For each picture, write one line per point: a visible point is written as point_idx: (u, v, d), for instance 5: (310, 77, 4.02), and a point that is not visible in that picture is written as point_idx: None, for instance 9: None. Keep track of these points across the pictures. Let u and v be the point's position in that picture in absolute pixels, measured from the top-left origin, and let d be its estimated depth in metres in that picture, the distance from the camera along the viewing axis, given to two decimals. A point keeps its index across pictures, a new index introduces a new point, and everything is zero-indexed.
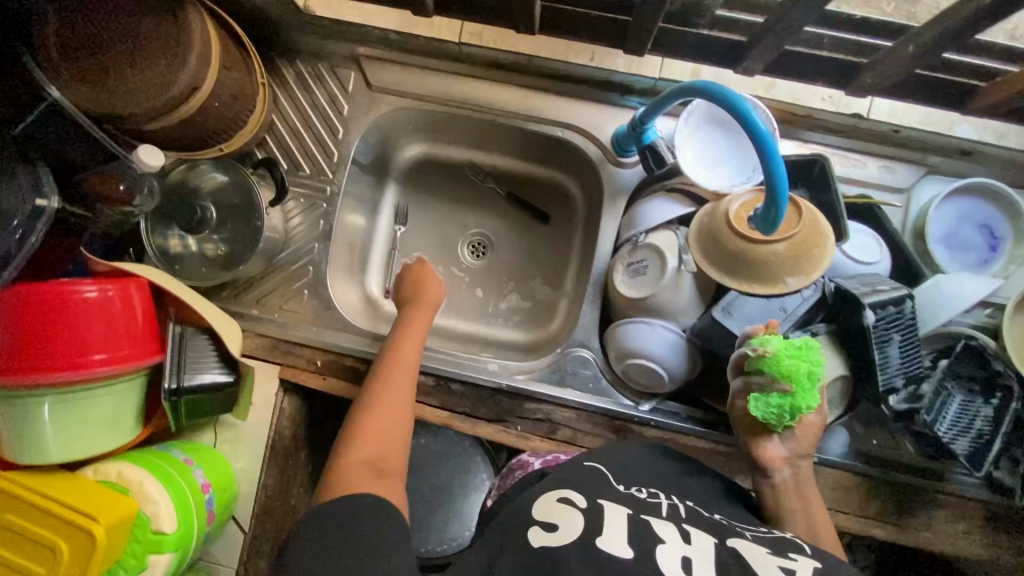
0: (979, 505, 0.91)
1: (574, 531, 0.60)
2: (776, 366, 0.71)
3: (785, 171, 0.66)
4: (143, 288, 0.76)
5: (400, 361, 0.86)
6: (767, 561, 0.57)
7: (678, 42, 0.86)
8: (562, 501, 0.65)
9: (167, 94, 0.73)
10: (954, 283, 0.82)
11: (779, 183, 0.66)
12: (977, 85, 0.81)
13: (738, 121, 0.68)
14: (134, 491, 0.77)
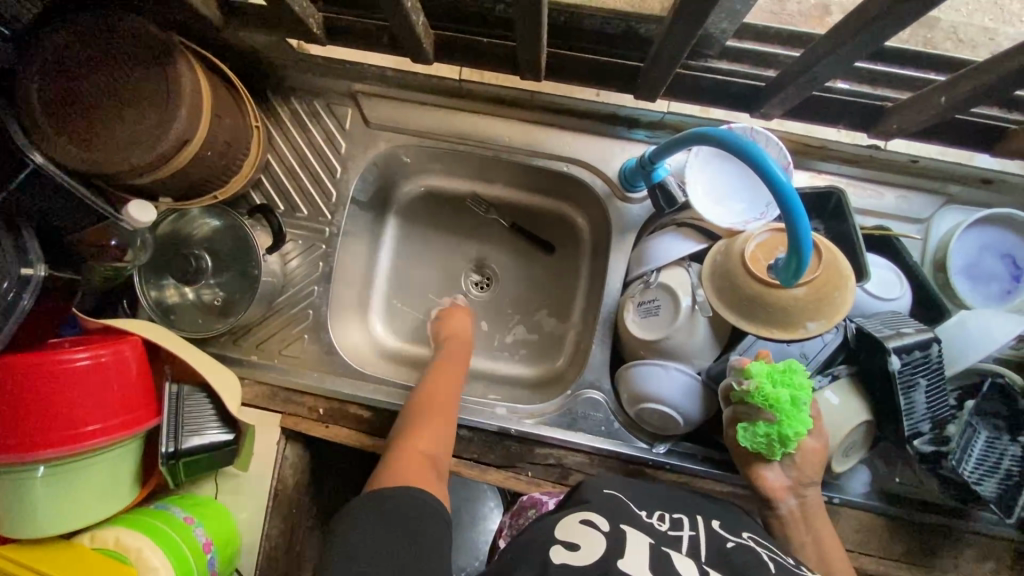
0: (1007, 543, 0.88)
1: (597, 547, 0.59)
2: (759, 396, 0.70)
3: (807, 220, 0.64)
4: (137, 348, 0.73)
5: (442, 408, 0.86)
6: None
7: (693, 87, 0.83)
8: (585, 526, 0.64)
9: (156, 150, 0.69)
10: (981, 319, 0.80)
11: (801, 232, 0.64)
12: (1007, 128, 0.78)
13: (754, 168, 0.65)
14: (133, 558, 0.75)
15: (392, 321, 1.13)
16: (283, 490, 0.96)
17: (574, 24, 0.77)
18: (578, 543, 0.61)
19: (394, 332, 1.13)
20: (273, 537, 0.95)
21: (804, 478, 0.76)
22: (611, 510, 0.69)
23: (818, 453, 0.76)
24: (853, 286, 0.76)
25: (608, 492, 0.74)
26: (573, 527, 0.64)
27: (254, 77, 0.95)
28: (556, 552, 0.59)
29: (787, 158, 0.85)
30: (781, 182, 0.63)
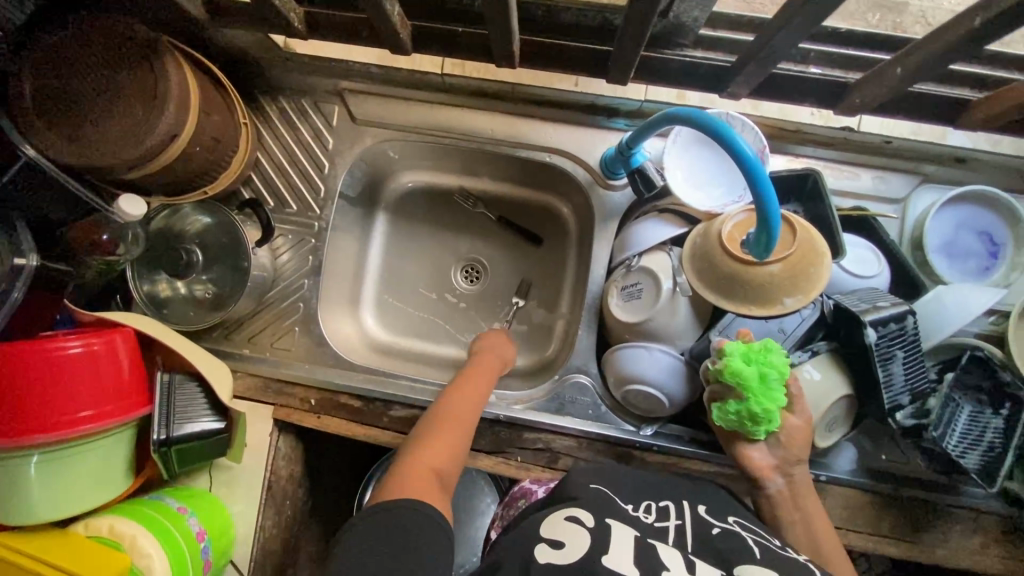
0: (994, 517, 0.89)
1: (580, 548, 0.60)
2: (728, 375, 0.72)
3: (774, 194, 0.66)
4: (128, 338, 0.75)
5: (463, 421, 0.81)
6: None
7: (662, 68, 0.84)
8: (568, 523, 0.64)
9: (144, 144, 0.71)
10: (957, 294, 0.80)
11: (769, 206, 0.66)
12: (972, 98, 0.79)
13: (723, 147, 0.67)
14: (126, 545, 0.76)
15: (384, 314, 1.15)
16: (277, 481, 0.97)
17: (550, 17, 0.79)
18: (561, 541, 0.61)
19: (385, 325, 1.15)
20: (267, 527, 0.96)
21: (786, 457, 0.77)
22: (597, 503, 0.69)
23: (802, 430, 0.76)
24: (830, 262, 0.77)
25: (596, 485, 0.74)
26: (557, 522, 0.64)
27: (243, 78, 0.98)
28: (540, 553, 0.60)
29: (763, 142, 0.87)
30: (750, 159, 0.66)
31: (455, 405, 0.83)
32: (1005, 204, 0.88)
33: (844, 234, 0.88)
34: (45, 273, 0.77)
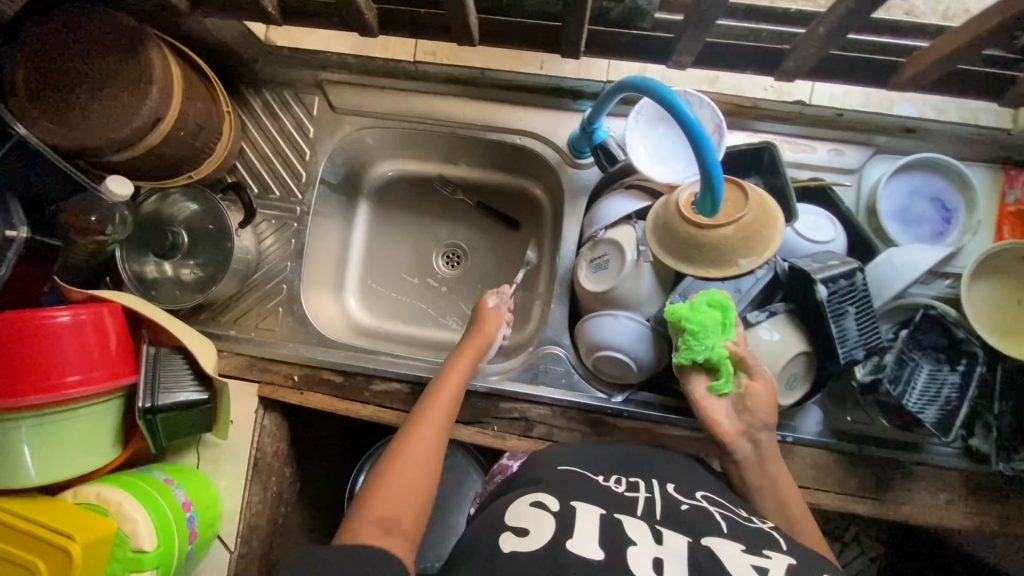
0: (958, 473, 0.91)
1: (545, 534, 0.59)
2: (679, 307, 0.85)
3: (716, 156, 0.71)
4: (115, 312, 0.79)
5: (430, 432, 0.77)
6: (740, 559, 0.55)
7: (612, 41, 0.86)
8: (534, 509, 0.63)
9: (130, 126, 0.76)
10: (905, 254, 0.84)
11: (711, 166, 0.72)
12: (897, 61, 0.82)
13: (669, 112, 0.71)
14: (113, 511, 0.79)
15: (367, 298, 1.19)
16: (263, 458, 1.00)
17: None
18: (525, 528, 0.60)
19: (368, 309, 1.18)
20: (253, 502, 0.99)
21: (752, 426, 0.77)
22: (564, 484, 0.68)
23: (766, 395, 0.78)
24: (783, 224, 0.81)
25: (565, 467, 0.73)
26: (522, 510, 0.63)
27: (228, 71, 1.03)
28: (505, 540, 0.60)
29: (719, 120, 0.90)
30: (692, 123, 0.70)
31: (435, 402, 0.81)
32: (955, 170, 0.91)
33: (801, 204, 0.91)
34: (36, 245, 0.82)
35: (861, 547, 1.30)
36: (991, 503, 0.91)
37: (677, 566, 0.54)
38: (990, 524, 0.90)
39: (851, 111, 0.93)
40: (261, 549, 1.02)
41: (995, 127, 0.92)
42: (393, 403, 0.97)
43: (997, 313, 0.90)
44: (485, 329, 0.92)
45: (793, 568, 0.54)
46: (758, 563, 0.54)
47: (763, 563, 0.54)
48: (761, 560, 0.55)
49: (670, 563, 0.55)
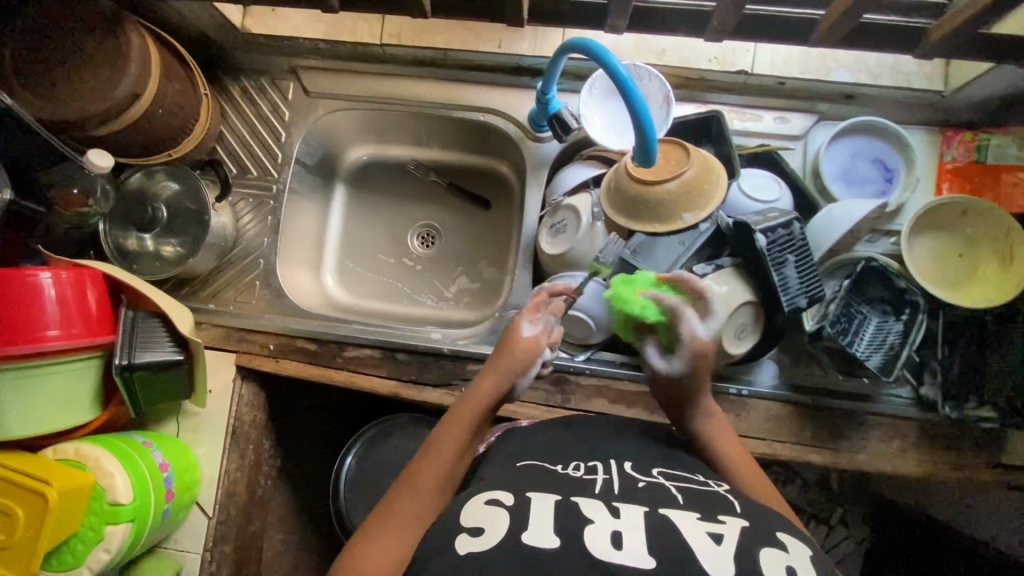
0: (909, 422, 0.94)
1: (499, 530, 0.53)
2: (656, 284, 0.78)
3: (646, 104, 0.76)
4: (95, 275, 0.84)
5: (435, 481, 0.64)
6: (697, 527, 0.53)
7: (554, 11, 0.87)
8: (488, 503, 0.58)
9: (110, 100, 0.82)
10: (844, 207, 0.88)
11: (642, 115, 0.76)
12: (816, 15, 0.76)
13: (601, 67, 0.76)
14: (91, 465, 0.82)
15: (344, 277, 1.23)
16: (240, 426, 1.04)
17: None
18: (479, 526, 0.55)
19: (345, 287, 1.23)
20: (230, 471, 1.02)
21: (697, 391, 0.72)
22: (517, 480, 0.62)
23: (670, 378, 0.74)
24: (725, 180, 0.86)
25: (520, 462, 0.66)
26: (475, 507, 0.57)
27: (208, 60, 1.10)
28: (460, 543, 0.54)
29: (667, 91, 0.95)
30: (620, 75, 0.75)
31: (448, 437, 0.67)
32: (892, 132, 0.96)
33: (748, 167, 0.96)
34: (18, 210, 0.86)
35: (847, 528, 1.30)
36: (944, 451, 0.93)
37: (637, 540, 0.51)
38: (944, 472, 0.92)
39: (792, 79, 0.97)
40: (238, 516, 1.05)
41: (929, 89, 0.95)
42: (365, 368, 1.01)
43: (940, 263, 0.94)
44: (516, 355, 0.73)
45: (746, 530, 0.53)
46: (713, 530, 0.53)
47: (718, 528, 0.52)
48: (716, 525, 0.53)
49: (629, 537, 0.52)
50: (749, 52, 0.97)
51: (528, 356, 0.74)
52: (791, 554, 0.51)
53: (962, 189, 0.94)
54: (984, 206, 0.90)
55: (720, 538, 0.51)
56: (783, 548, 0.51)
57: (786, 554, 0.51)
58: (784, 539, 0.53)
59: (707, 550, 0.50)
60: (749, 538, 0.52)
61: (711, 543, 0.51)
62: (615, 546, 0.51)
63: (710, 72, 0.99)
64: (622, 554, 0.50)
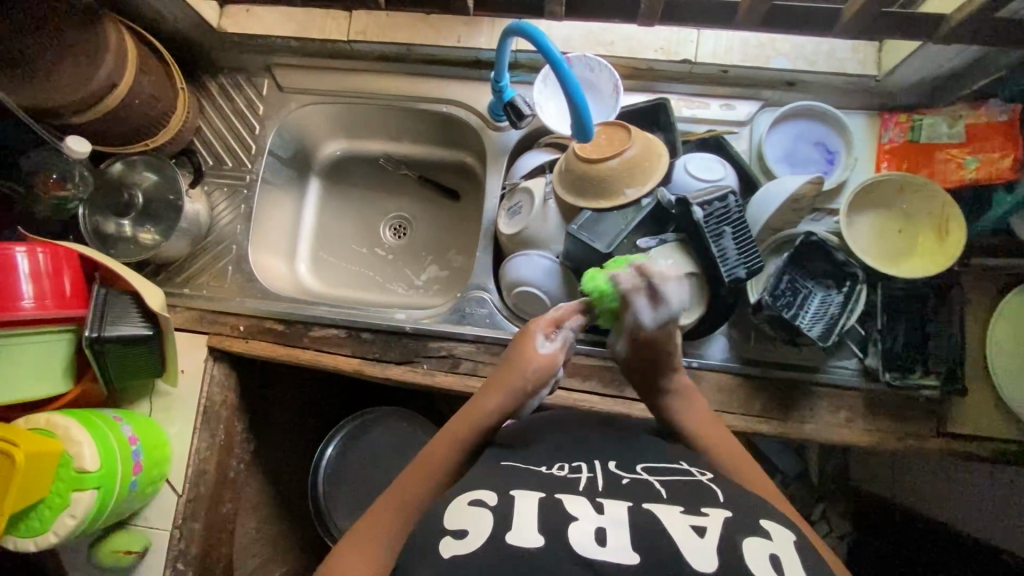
0: (857, 393, 0.96)
1: (484, 531, 0.55)
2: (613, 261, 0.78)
3: (576, 80, 0.81)
4: (72, 255, 0.90)
5: (425, 472, 0.69)
6: (681, 521, 0.55)
7: (500, 3, 0.92)
8: (472, 503, 0.59)
9: (88, 88, 0.89)
10: (780, 184, 0.92)
11: (573, 89, 0.82)
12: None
13: (534, 46, 0.81)
14: (60, 433, 0.86)
15: (317, 266, 1.27)
16: (212, 406, 1.07)
17: None
18: (463, 528, 0.57)
19: (318, 276, 1.26)
20: (201, 449, 1.05)
21: (665, 361, 0.77)
22: (505, 474, 0.64)
23: (630, 354, 0.78)
24: (667, 162, 0.91)
25: (505, 461, 0.67)
26: (459, 508, 0.59)
27: (187, 59, 1.16)
28: (446, 546, 0.55)
29: (617, 81, 1.00)
30: (551, 53, 0.81)
31: (442, 443, 0.71)
32: (832, 115, 1.00)
33: (696, 152, 0.98)
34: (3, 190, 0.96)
35: (828, 524, 1.32)
36: (891, 421, 0.95)
37: (620, 535, 0.53)
38: (891, 441, 0.94)
39: (734, 68, 1.02)
40: (209, 494, 1.07)
41: (863, 74, 1.00)
42: (330, 347, 1.05)
43: (882, 239, 0.98)
44: (524, 375, 0.72)
45: (728, 520, 0.55)
46: (695, 523, 0.55)
47: (700, 522, 0.55)
48: (698, 519, 0.55)
49: (613, 533, 0.54)
50: (693, 41, 1.01)
51: (537, 376, 0.73)
52: (775, 541, 0.54)
53: (899, 167, 0.98)
54: (916, 180, 0.94)
55: (703, 530, 0.54)
56: (767, 537, 0.54)
57: (769, 542, 0.54)
58: (767, 526, 0.56)
59: (690, 544, 0.52)
60: (731, 529, 0.54)
61: (694, 535, 0.53)
62: (600, 543, 0.53)
63: (657, 62, 1.03)
64: (607, 551, 0.52)
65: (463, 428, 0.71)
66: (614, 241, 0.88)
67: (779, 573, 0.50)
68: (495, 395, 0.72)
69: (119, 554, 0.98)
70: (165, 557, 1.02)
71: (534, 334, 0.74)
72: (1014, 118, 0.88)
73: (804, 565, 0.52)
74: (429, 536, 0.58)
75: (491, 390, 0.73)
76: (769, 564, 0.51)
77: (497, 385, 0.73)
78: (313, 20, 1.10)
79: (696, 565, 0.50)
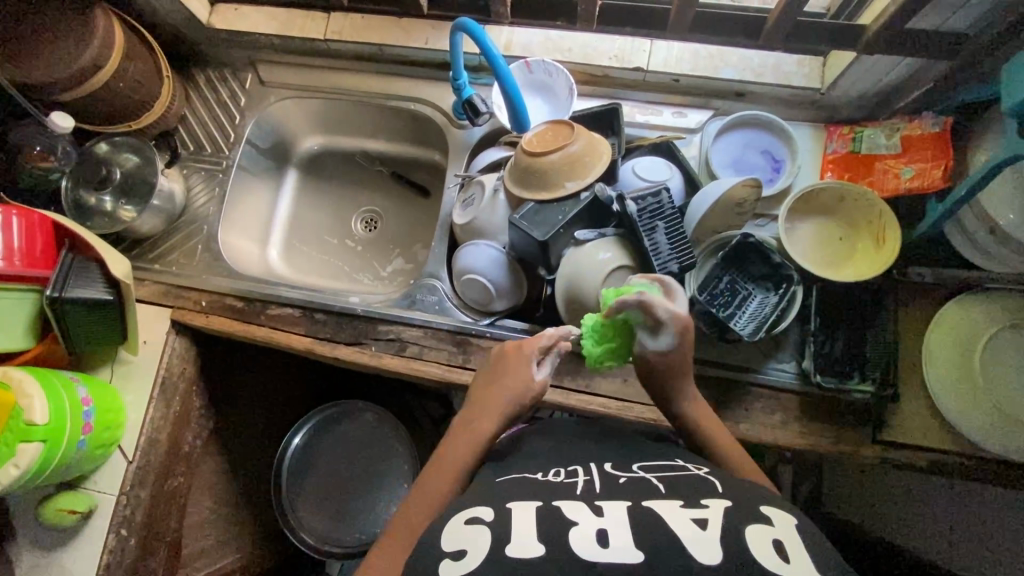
0: (792, 395, 0.96)
1: (483, 549, 0.53)
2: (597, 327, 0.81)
3: (513, 78, 0.94)
4: (46, 221, 0.97)
5: (441, 474, 0.72)
6: (680, 514, 0.54)
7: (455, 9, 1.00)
8: (468, 522, 0.57)
9: (72, 68, 0.97)
10: (716, 185, 0.95)
11: (511, 87, 0.95)
12: None
13: (478, 46, 0.92)
14: (14, 386, 0.89)
15: (286, 252, 1.31)
16: (170, 377, 1.11)
17: None
18: (461, 548, 0.54)
19: (289, 263, 1.30)
20: (156, 417, 1.09)
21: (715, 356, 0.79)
22: (496, 491, 0.62)
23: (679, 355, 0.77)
24: (608, 163, 0.96)
25: (501, 477, 0.67)
26: (457, 527, 0.56)
27: (178, 53, 1.25)
28: (444, 569, 0.53)
29: (571, 85, 1.05)
30: (493, 55, 0.92)
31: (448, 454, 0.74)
32: (778, 125, 1.04)
33: (645, 154, 1.02)
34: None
35: None
36: (832, 426, 0.94)
37: (623, 535, 0.52)
38: (826, 445, 0.93)
39: (684, 77, 1.06)
40: (160, 463, 1.11)
41: (807, 87, 1.03)
42: (285, 326, 1.09)
43: (823, 246, 1.00)
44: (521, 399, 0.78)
45: (729, 509, 0.54)
46: (697, 515, 0.53)
47: (701, 513, 0.53)
48: (699, 512, 0.54)
49: (614, 533, 0.52)
50: (644, 51, 1.06)
51: (527, 396, 0.79)
52: (776, 527, 0.52)
53: (842, 176, 1.00)
54: (857, 190, 0.95)
55: (704, 522, 0.52)
56: (767, 523, 0.52)
57: (771, 528, 0.52)
58: (767, 511, 0.54)
59: (693, 536, 0.50)
60: (730, 518, 0.53)
61: (696, 528, 0.51)
62: (602, 544, 0.51)
63: (611, 69, 1.08)
64: (609, 552, 0.50)
65: (467, 440, 0.75)
66: (551, 230, 0.91)
67: (784, 559, 0.48)
68: (492, 412, 0.77)
69: (62, 513, 1.01)
70: (109, 521, 1.03)
71: (525, 358, 0.81)
72: (945, 130, 0.91)
73: (813, 555, 0.50)
74: (424, 553, 0.55)
75: (487, 413, 0.77)
76: (774, 552, 0.49)
77: (493, 404, 0.78)
78: (297, 19, 1.18)
79: (703, 559, 0.48)
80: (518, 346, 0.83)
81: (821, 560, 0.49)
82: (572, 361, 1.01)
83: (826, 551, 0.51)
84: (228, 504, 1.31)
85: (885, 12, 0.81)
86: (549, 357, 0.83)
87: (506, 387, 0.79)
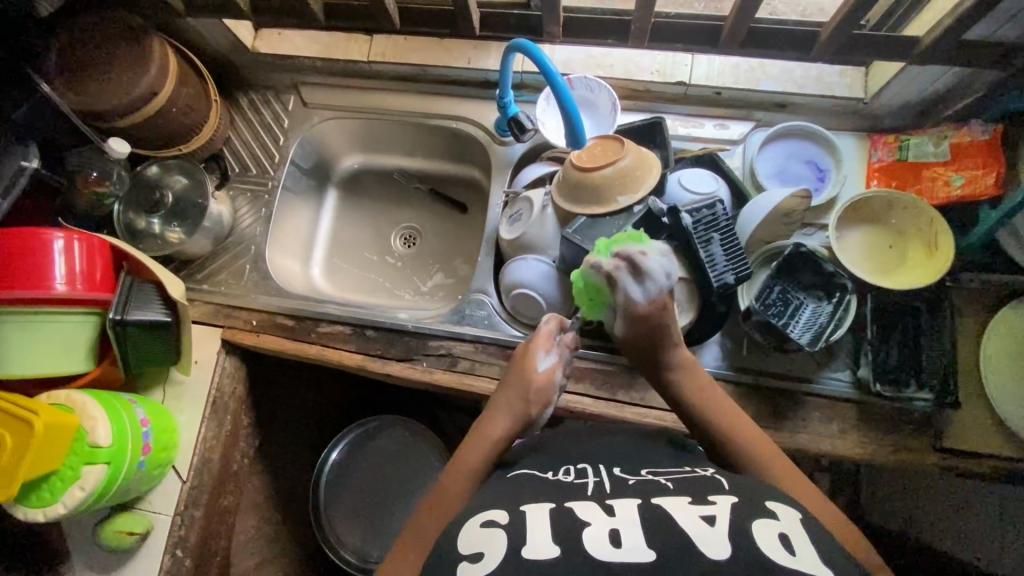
0: (850, 404, 0.95)
1: (497, 551, 0.52)
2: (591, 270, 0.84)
3: (570, 94, 0.96)
4: (105, 245, 0.98)
5: (459, 467, 0.72)
6: (689, 511, 0.53)
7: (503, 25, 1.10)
8: (484, 525, 0.56)
9: (130, 95, 1.00)
10: (766, 198, 0.96)
11: (569, 104, 0.97)
12: None
13: (535, 64, 0.94)
14: (78, 410, 0.90)
15: (330, 270, 1.32)
16: (221, 397, 1.12)
17: None
18: (479, 550, 0.53)
19: (332, 281, 1.31)
20: (207, 436, 1.09)
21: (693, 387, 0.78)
22: (510, 492, 0.61)
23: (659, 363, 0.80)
24: (658, 173, 0.97)
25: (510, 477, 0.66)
26: (471, 531, 0.55)
27: (225, 80, 1.29)
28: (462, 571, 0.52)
29: (614, 100, 1.07)
30: (552, 73, 0.94)
31: (466, 449, 0.73)
32: (819, 134, 1.04)
33: (691, 166, 1.03)
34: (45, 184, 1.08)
35: None
36: (888, 435, 0.93)
37: (635, 535, 0.51)
38: (883, 455, 0.93)
39: (727, 89, 1.08)
40: (214, 481, 1.12)
41: (851, 97, 1.05)
42: (336, 343, 1.10)
43: (871, 254, 1.00)
44: (526, 391, 0.78)
45: (737, 504, 0.54)
46: (704, 512, 0.53)
47: (707, 510, 0.53)
48: (706, 509, 0.54)
49: (627, 533, 0.52)
50: (686, 66, 1.08)
51: (542, 395, 0.78)
52: (781, 521, 0.52)
53: (889, 184, 1.01)
54: (905, 198, 0.96)
55: (712, 519, 0.52)
56: (772, 517, 0.53)
57: (777, 523, 0.52)
58: (773, 507, 0.54)
59: (700, 532, 0.50)
60: (738, 515, 0.52)
61: (706, 525, 0.51)
62: (614, 544, 0.51)
63: (653, 84, 1.11)
64: (622, 552, 0.50)
65: (483, 442, 0.74)
66: None
67: (789, 551, 0.48)
68: (506, 415, 0.76)
69: (121, 534, 1.01)
70: (164, 541, 1.04)
71: (534, 352, 0.81)
72: (995, 137, 0.92)
73: (814, 545, 0.50)
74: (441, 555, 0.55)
75: (496, 412, 0.77)
76: (779, 545, 0.49)
77: (504, 406, 0.77)
78: (336, 42, 1.22)
79: (710, 554, 0.48)
80: (523, 343, 0.85)
81: (830, 558, 0.49)
82: (624, 374, 1.01)
83: (832, 549, 0.51)
84: (269, 522, 1.31)
85: (937, 25, 0.83)
86: (555, 348, 0.83)
87: (517, 380, 0.79)
